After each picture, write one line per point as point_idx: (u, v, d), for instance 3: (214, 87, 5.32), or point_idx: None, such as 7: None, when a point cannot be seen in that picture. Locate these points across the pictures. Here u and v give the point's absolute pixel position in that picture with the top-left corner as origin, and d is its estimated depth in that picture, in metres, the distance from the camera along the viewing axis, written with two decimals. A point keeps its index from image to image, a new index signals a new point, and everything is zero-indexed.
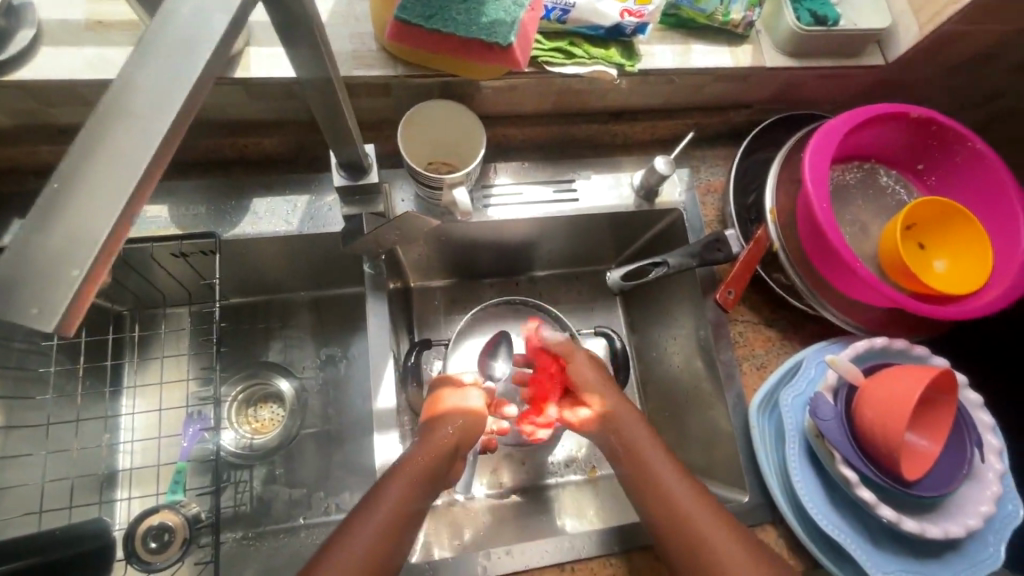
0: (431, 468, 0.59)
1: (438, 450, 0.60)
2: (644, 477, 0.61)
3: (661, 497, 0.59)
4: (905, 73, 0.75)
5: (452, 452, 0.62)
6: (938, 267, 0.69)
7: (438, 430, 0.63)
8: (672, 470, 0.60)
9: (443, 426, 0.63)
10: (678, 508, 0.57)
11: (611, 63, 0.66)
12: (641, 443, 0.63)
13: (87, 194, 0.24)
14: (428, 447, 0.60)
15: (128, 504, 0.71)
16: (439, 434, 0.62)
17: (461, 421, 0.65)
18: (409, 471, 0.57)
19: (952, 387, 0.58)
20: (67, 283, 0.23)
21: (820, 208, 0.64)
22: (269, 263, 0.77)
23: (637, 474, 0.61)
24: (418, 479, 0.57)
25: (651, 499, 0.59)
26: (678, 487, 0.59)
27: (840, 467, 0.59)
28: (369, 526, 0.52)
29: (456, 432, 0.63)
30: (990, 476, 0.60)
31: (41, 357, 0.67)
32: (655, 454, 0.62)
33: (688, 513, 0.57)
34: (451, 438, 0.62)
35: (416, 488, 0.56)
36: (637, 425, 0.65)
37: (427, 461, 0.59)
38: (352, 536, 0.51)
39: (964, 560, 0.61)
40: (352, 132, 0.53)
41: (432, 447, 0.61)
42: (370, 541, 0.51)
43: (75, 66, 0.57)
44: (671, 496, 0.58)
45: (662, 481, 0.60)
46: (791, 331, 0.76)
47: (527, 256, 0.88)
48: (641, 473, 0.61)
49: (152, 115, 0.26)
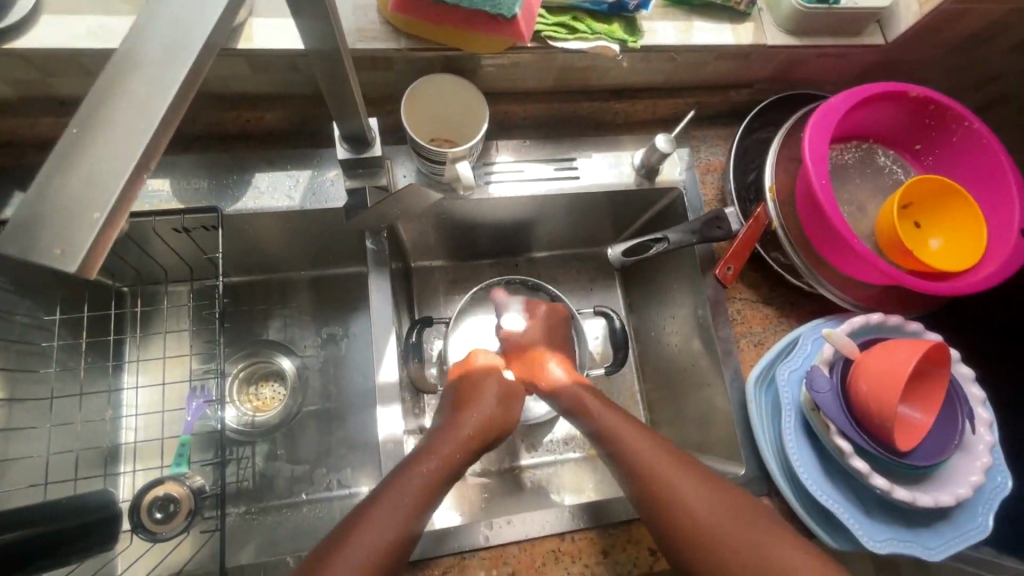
0: (458, 455, 0.60)
1: (465, 439, 0.61)
2: (625, 459, 0.61)
3: (646, 474, 0.58)
4: (906, 51, 0.76)
5: (480, 434, 0.63)
6: (934, 245, 0.70)
7: (465, 420, 0.64)
8: (634, 437, 0.62)
9: (470, 416, 0.64)
10: (676, 490, 0.56)
11: (614, 38, 0.66)
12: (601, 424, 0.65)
13: (106, 140, 0.25)
14: (455, 436, 0.61)
15: (132, 477, 0.72)
16: (465, 422, 0.63)
17: (490, 412, 0.66)
18: (437, 457, 0.58)
19: (944, 359, 0.59)
20: (88, 224, 0.24)
21: (820, 185, 0.65)
22: (269, 240, 0.78)
23: (621, 453, 0.61)
24: (441, 462, 0.58)
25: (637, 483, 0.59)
26: (670, 472, 0.58)
27: (835, 438, 0.60)
28: (389, 511, 0.51)
29: (479, 423, 0.64)
30: (980, 448, 0.62)
31: (43, 331, 0.67)
32: (629, 436, 0.62)
33: (681, 492, 0.56)
34: (478, 427, 0.64)
35: (440, 469, 0.57)
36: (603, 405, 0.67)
37: (455, 449, 0.60)
38: (375, 513, 0.51)
39: (953, 529, 0.63)
40: (357, 103, 0.54)
41: (458, 435, 0.62)
42: (396, 522, 0.51)
43: (77, 35, 0.57)
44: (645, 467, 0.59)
45: (655, 466, 0.59)
46: (788, 309, 0.77)
47: (527, 235, 0.88)
48: (622, 455, 0.61)
49: (167, 65, 0.27)
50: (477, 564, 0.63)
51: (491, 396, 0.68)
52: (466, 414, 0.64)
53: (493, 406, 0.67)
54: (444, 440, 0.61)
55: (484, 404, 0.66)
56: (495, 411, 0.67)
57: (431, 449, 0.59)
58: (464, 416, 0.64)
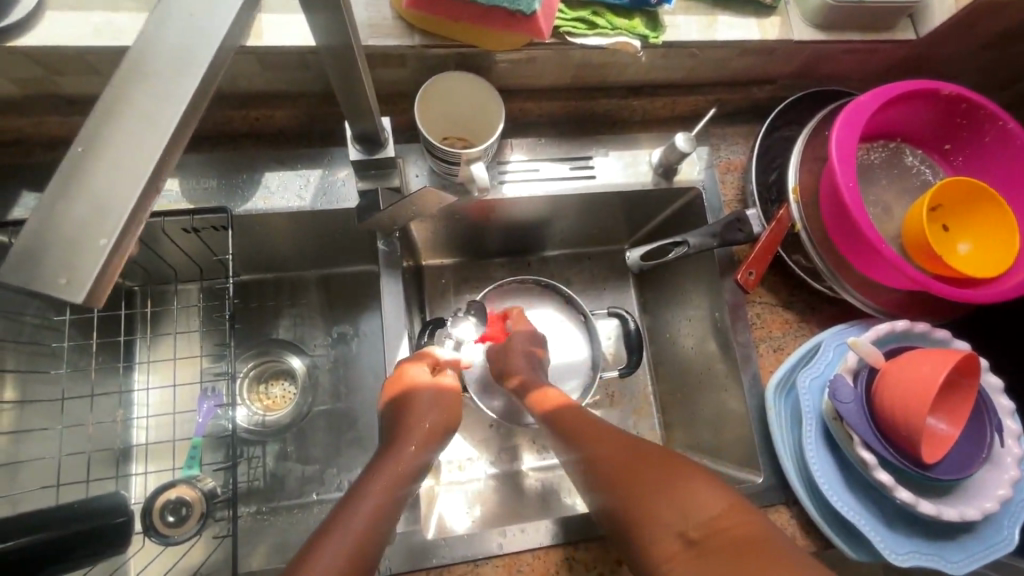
0: (408, 476, 0.56)
1: (411, 458, 0.58)
2: (617, 480, 0.55)
3: (628, 493, 0.53)
4: (937, 46, 0.73)
5: (425, 444, 0.60)
6: (963, 250, 0.67)
7: (407, 435, 0.59)
8: (621, 444, 0.59)
9: (413, 432, 0.60)
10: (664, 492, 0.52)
11: (635, 34, 0.64)
12: (592, 432, 0.61)
13: (113, 159, 0.24)
14: (396, 459, 0.57)
15: (144, 478, 0.72)
16: (409, 433, 0.59)
17: (429, 426, 0.61)
18: (380, 483, 0.54)
19: (974, 370, 0.57)
20: (95, 252, 0.22)
21: (846, 187, 0.62)
22: (280, 240, 0.77)
23: (600, 470, 0.57)
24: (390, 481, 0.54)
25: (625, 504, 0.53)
26: (659, 473, 0.54)
27: (859, 450, 0.59)
28: (347, 533, 0.49)
29: (421, 439, 0.60)
30: (1007, 460, 0.60)
31: (52, 332, 0.66)
32: (618, 452, 0.58)
33: (676, 491, 0.51)
34: (420, 442, 0.59)
35: (390, 490, 0.54)
36: (593, 422, 0.63)
37: (401, 470, 0.56)
38: (330, 539, 0.48)
39: (979, 543, 0.61)
40: (369, 103, 0.52)
41: (402, 454, 0.57)
42: (354, 538, 0.49)
43: (82, 33, 0.56)
44: (628, 470, 0.55)
45: (643, 479, 0.53)
46: (809, 314, 0.75)
47: (540, 234, 0.87)
48: (607, 472, 0.57)
49: (179, 76, 0.25)
50: (490, 570, 0.62)
51: (430, 409, 0.62)
52: (403, 431, 0.59)
53: (433, 418, 0.62)
54: (387, 462, 0.56)
55: (425, 417, 0.62)
56: (435, 421, 0.62)
57: (375, 472, 0.55)
58: (402, 432, 0.60)
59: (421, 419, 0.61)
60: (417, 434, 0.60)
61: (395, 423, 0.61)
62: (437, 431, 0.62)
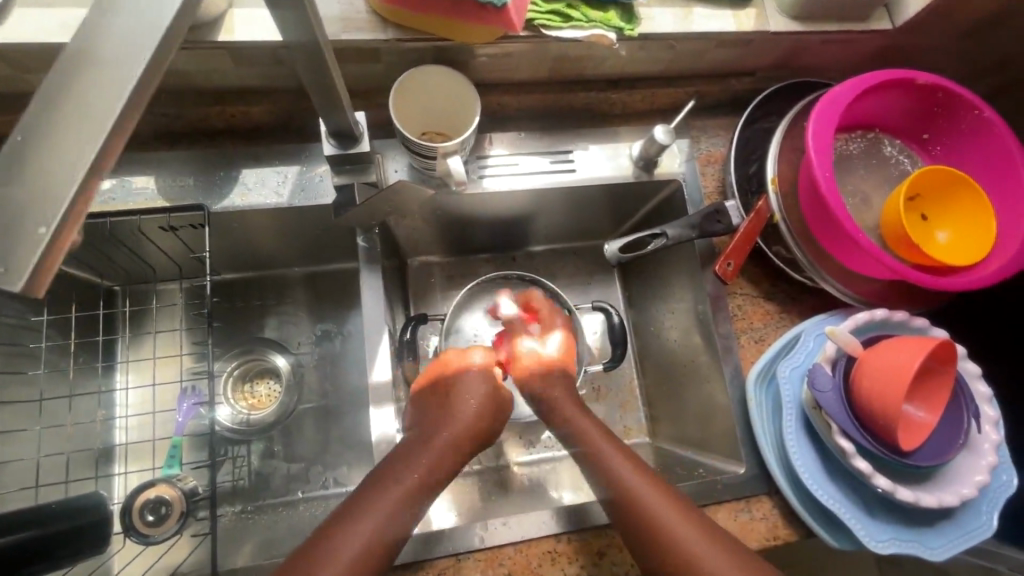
0: (444, 463, 0.59)
1: (450, 448, 0.61)
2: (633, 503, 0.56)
3: (639, 510, 0.56)
4: (913, 36, 0.73)
5: (470, 434, 0.64)
6: (941, 239, 0.68)
7: (448, 426, 0.63)
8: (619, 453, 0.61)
9: (443, 428, 0.63)
10: (690, 549, 0.52)
11: (610, 27, 0.64)
12: (588, 425, 0.66)
13: (55, 147, 0.24)
14: (437, 446, 0.60)
15: (125, 479, 0.71)
16: (454, 418, 0.64)
17: (475, 416, 0.65)
18: (401, 488, 0.55)
19: (951, 358, 0.57)
20: (33, 239, 0.23)
21: (823, 177, 0.62)
22: (261, 237, 0.76)
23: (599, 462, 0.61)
24: (434, 462, 0.59)
25: (643, 535, 0.55)
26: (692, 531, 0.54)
27: (837, 438, 0.59)
28: (362, 527, 0.51)
29: (452, 427, 0.63)
30: (985, 446, 0.60)
31: (31, 332, 0.65)
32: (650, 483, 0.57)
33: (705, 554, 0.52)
34: (461, 437, 0.63)
35: (433, 469, 0.58)
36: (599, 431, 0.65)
37: (441, 458, 0.60)
38: (345, 536, 0.50)
39: (957, 529, 0.61)
40: (342, 98, 0.52)
41: (427, 460, 0.58)
42: (369, 531, 0.51)
43: (51, 29, 0.55)
44: (633, 489, 0.57)
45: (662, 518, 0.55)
46: (790, 305, 0.75)
47: (523, 230, 0.86)
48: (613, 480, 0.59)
49: (121, 62, 0.25)
50: (471, 565, 0.62)
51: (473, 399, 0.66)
52: (448, 420, 0.63)
53: (477, 410, 0.65)
54: (411, 465, 0.57)
55: (468, 406, 0.65)
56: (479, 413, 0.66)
57: (397, 473, 0.56)
58: (446, 421, 0.63)
59: (466, 407, 0.65)
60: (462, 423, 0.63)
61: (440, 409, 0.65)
62: (467, 420, 0.64)
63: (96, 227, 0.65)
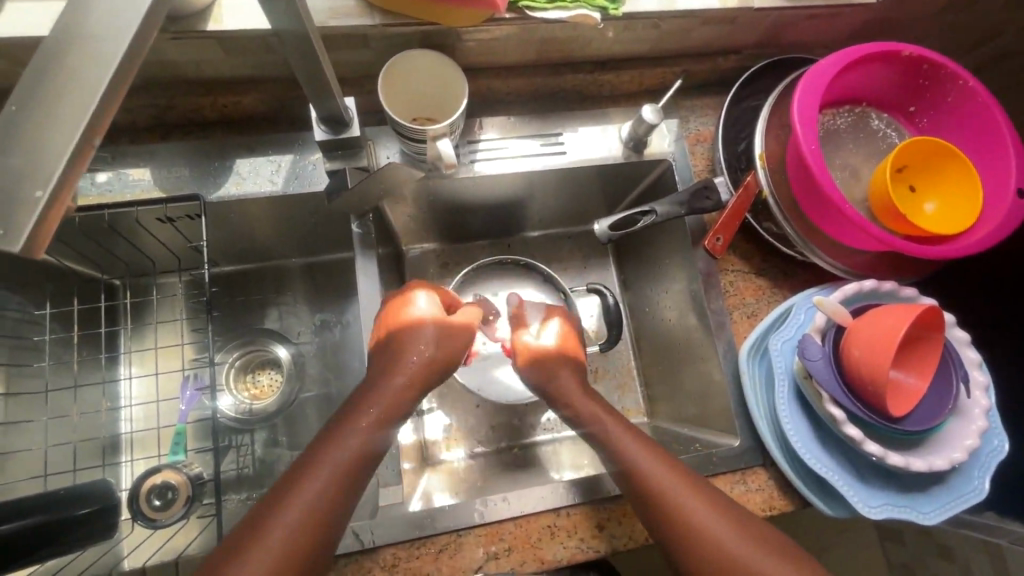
0: (389, 417, 0.59)
1: (397, 397, 0.60)
2: (647, 491, 0.56)
3: (638, 480, 0.56)
4: (897, 9, 0.73)
5: (418, 379, 0.63)
6: (929, 209, 0.68)
7: (399, 369, 0.62)
8: (624, 431, 0.61)
9: (397, 376, 0.61)
10: (682, 514, 0.53)
11: (595, 6, 0.64)
12: (603, 416, 0.64)
13: (51, 116, 0.26)
14: (390, 388, 0.60)
15: (132, 467, 0.73)
16: (405, 361, 0.62)
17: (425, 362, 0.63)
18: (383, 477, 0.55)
19: (939, 325, 0.58)
20: (30, 202, 0.25)
21: (809, 149, 0.63)
22: (258, 228, 0.78)
23: (605, 441, 0.62)
24: (390, 404, 0.59)
25: (640, 498, 0.56)
26: (708, 516, 0.53)
27: (827, 406, 0.60)
28: (316, 490, 0.51)
29: (413, 380, 0.62)
30: (975, 412, 0.61)
31: (34, 326, 0.67)
32: (661, 472, 0.56)
33: (721, 539, 0.51)
34: (413, 381, 0.62)
35: (380, 424, 0.58)
36: (598, 406, 0.65)
37: (393, 406, 0.60)
38: (301, 496, 0.50)
39: (948, 493, 0.62)
40: (331, 85, 0.53)
41: (375, 418, 0.57)
42: (325, 500, 0.51)
43: (42, 23, 0.56)
44: (634, 466, 0.57)
45: (660, 483, 0.55)
46: (782, 280, 0.76)
47: (518, 215, 0.87)
48: (620, 463, 0.59)
49: (105, 41, 0.27)
50: (472, 540, 0.63)
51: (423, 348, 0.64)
52: (398, 364, 0.62)
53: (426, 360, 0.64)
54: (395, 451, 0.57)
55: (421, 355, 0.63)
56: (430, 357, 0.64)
57: (347, 430, 0.55)
58: (398, 363, 0.62)
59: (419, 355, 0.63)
60: (412, 367, 0.62)
61: (390, 351, 0.63)
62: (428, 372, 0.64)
63: (94, 219, 0.66)
